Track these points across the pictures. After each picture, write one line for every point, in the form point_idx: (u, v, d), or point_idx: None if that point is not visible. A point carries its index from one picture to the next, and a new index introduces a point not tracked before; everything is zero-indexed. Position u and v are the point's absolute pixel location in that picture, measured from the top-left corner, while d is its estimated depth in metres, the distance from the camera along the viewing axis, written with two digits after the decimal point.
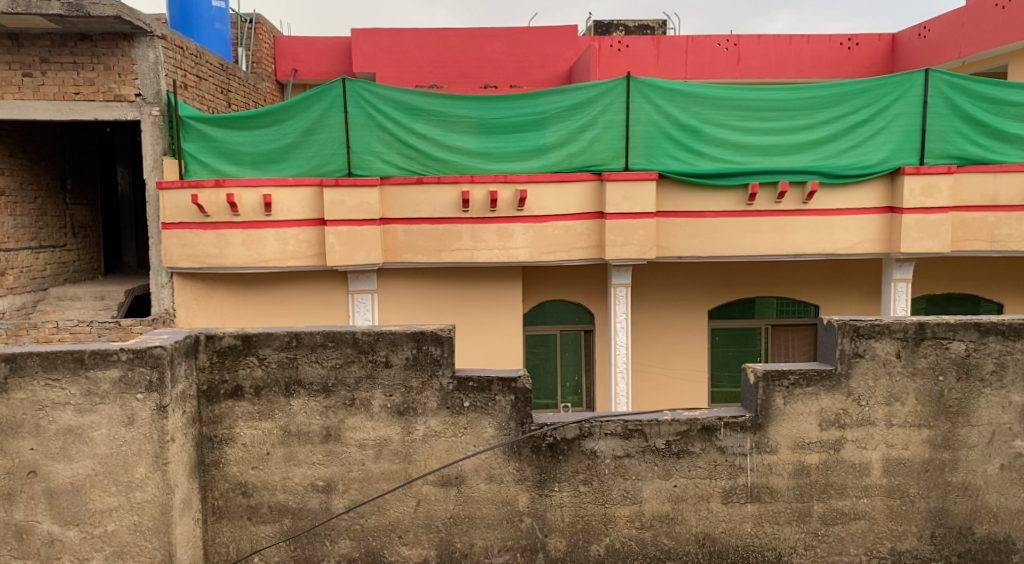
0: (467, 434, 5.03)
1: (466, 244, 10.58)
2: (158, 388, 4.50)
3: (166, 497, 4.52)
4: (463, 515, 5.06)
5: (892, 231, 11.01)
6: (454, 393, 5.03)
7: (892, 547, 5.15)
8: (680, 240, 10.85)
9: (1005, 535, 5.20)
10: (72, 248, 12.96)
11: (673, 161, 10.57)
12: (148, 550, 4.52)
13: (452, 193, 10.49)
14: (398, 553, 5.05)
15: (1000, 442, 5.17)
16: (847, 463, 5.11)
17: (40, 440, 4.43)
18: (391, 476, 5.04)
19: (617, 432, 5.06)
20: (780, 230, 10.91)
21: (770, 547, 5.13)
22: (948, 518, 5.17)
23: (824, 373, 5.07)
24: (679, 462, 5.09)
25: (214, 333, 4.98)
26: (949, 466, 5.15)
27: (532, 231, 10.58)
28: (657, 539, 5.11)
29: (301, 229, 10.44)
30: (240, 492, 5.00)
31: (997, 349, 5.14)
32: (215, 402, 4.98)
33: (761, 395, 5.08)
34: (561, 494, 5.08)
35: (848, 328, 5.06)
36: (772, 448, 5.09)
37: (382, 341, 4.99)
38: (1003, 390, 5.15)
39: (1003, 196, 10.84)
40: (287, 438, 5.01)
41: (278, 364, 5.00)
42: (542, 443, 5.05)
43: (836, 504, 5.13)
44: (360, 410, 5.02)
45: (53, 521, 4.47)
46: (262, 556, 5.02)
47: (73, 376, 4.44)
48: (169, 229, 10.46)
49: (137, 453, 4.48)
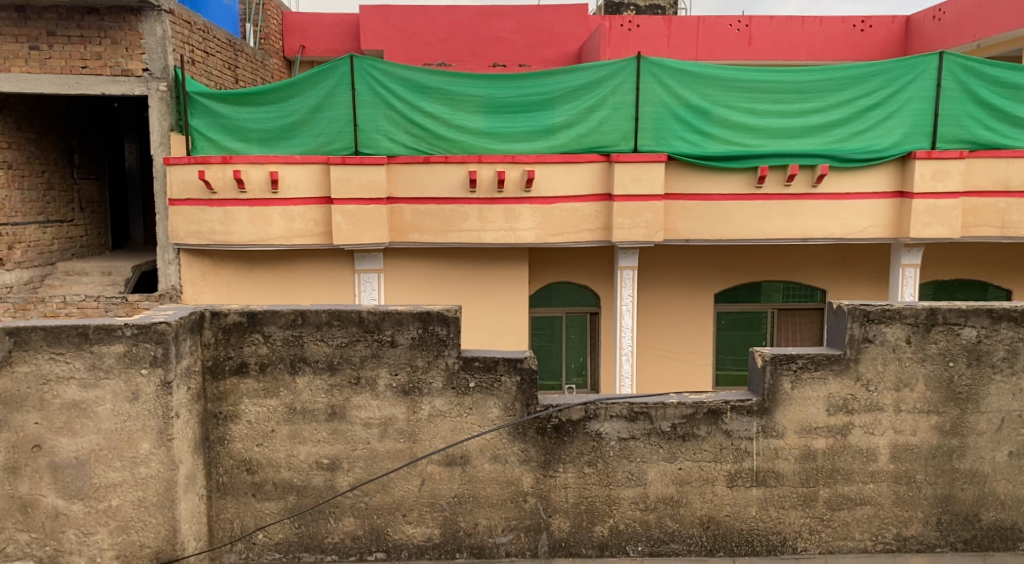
0: (472, 414, 5.02)
1: (473, 224, 10.52)
2: (163, 364, 4.47)
3: (170, 472, 4.51)
4: (467, 494, 5.05)
5: (902, 216, 10.90)
6: (460, 373, 5.00)
7: (898, 533, 5.13)
8: (688, 223, 10.77)
9: (1011, 522, 5.16)
10: (80, 223, 12.97)
11: (683, 142, 10.46)
12: (153, 525, 4.52)
13: (460, 172, 10.41)
14: (402, 531, 5.06)
15: (1010, 430, 5.11)
16: (854, 448, 5.07)
17: (45, 414, 4.43)
18: (396, 455, 5.03)
19: (622, 414, 5.04)
20: (789, 214, 10.80)
21: (775, 531, 5.11)
22: (954, 504, 5.13)
23: (832, 357, 5.01)
24: (685, 445, 5.06)
25: (219, 310, 4.97)
26: (958, 453, 5.11)
27: (540, 213, 10.50)
28: (661, 521, 5.10)
29: (308, 207, 10.39)
30: (244, 468, 5.00)
31: (1009, 335, 5.08)
32: (220, 379, 4.97)
33: (768, 377, 5.03)
34: (566, 475, 5.06)
35: (858, 313, 5.00)
36: (779, 432, 5.06)
37: (388, 321, 4.96)
38: (1013, 377, 5.09)
39: (1015, 181, 10.70)
40: (292, 416, 5.00)
41: (284, 342, 4.97)
42: (547, 424, 5.03)
43: (843, 489, 5.10)
44: (365, 389, 5.00)
45: (58, 495, 4.47)
46: (266, 532, 5.03)
47: (78, 350, 4.43)
48: (175, 205, 10.44)
49: (142, 428, 4.47)
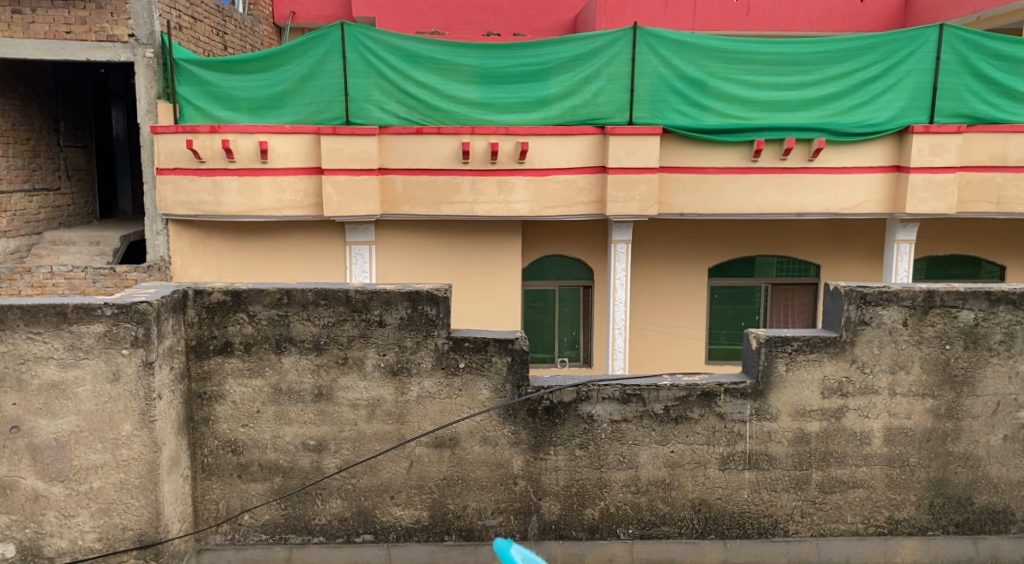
0: (462, 395, 4.95)
1: (466, 197, 10.34)
2: (144, 344, 4.28)
3: (153, 455, 4.34)
4: (456, 477, 5.00)
5: (897, 191, 10.78)
6: (449, 354, 4.92)
7: (890, 516, 5.11)
8: (683, 197, 10.63)
9: (1004, 505, 5.13)
10: (66, 192, 12.71)
11: (679, 116, 10.27)
12: (135, 507, 4.37)
13: (452, 144, 10.21)
14: (390, 513, 5.00)
15: (1005, 413, 5.06)
16: (848, 431, 5.02)
17: (23, 395, 4.23)
18: (384, 436, 4.96)
19: (615, 396, 4.96)
20: (785, 189, 10.67)
21: (767, 514, 5.08)
22: (947, 487, 5.10)
23: (828, 340, 4.93)
24: (677, 428, 5.00)
25: (203, 288, 4.83)
26: (952, 437, 5.06)
27: (534, 186, 10.32)
28: (653, 503, 5.06)
29: (297, 178, 10.20)
30: (229, 449, 4.92)
31: (1006, 318, 4.99)
32: (204, 358, 4.86)
33: (763, 360, 4.95)
34: (557, 458, 5.01)
35: (855, 295, 4.90)
36: (773, 415, 4.99)
37: (376, 300, 4.85)
38: (1011, 360, 5.01)
39: (1012, 156, 10.57)
40: (278, 396, 4.90)
41: (269, 322, 4.86)
42: (538, 406, 4.97)
43: (836, 472, 5.05)
44: (353, 369, 4.91)
45: (38, 477, 4.30)
46: (252, 514, 4.97)
47: (56, 330, 4.22)
48: (163, 175, 10.24)
49: (124, 409, 4.30)
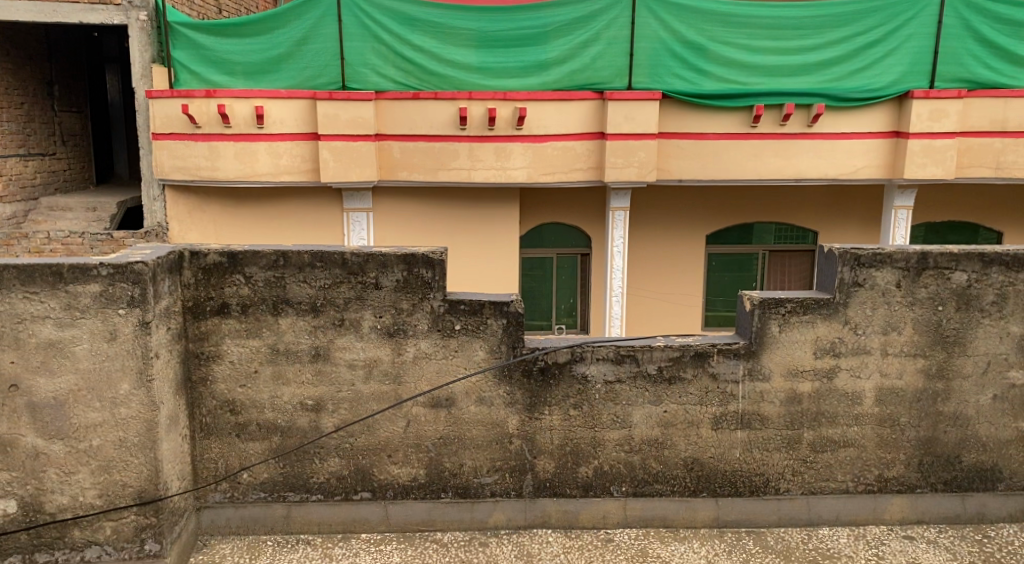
0: (458, 356, 4.99)
1: (463, 163, 10.28)
2: (141, 304, 4.29)
3: (151, 413, 4.39)
4: (453, 436, 5.07)
5: (896, 157, 10.71)
6: (445, 316, 4.95)
7: (879, 475, 5.18)
8: (681, 163, 10.57)
9: (992, 464, 5.21)
10: (62, 157, 12.64)
11: (678, 81, 10.17)
12: (135, 465, 4.42)
13: (449, 109, 10.11)
14: (387, 471, 5.08)
15: (995, 373, 5.10)
16: (839, 391, 5.07)
17: (21, 353, 4.25)
18: (381, 397, 5.01)
19: (609, 357, 5.01)
20: (784, 155, 10.60)
21: (759, 472, 5.16)
22: (936, 446, 5.17)
23: (822, 301, 4.95)
24: (671, 388, 5.05)
25: (199, 249, 4.81)
26: (942, 396, 5.11)
27: (531, 151, 10.25)
28: (646, 462, 5.13)
29: (294, 143, 10.15)
30: (228, 409, 4.97)
31: (999, 279, 5.00)
32: (202, 319, 4.88)
33: (757, 321, 4.97)
34: (551, 418, 5.07)
35: (849, 257, 4.90)
36: (765, 375, 5.04)
37: (372, 263, 4.86)
38: (1002, 321, 5.04)
39: (1012, 121, 10.50)
40: (275, 356, 4.94)
41: (265, 283, 4.87)
42: (533, 367, 5.01)
43: (827, 432, 5.12)
44: (349, 330, 4.94)
45: (37, 435, 4.33)
46: (250, 472, 5.04)
47: (52, 290, 4.22)
48: (159, 140, 10.16)
49: (122, 368, 4.33)
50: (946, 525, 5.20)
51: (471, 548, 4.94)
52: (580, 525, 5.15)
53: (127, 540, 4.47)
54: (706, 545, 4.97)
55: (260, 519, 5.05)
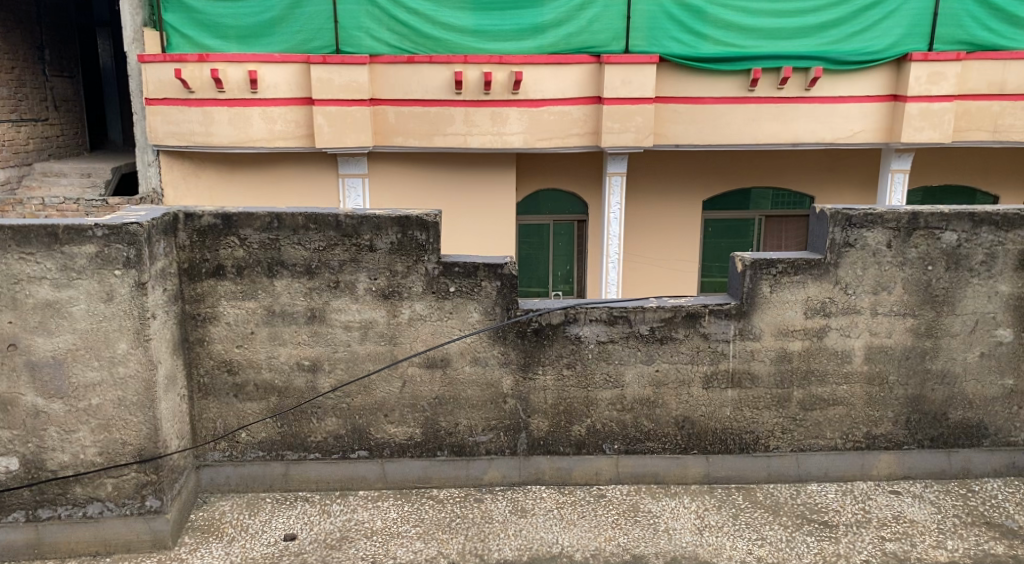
0: (452, 318, 5.04)
1: (459, 128, 10.22)
2: (136, 265, 4.32)
3: (149, 372, 4.45)
4: (448, 395, 5.14)
5: (894, 120, 10.66)
6: (440, 279, 4.99)
7: (867, 432, 5.27)
8: (678, 128, 10.51)
9: (977, 421, 5.30)
10: (55, 122, 12.55)
11: (675, 44, 10.09)
12: (134, 424, 4.50)
13: (444, 73, 10.02)
14: (384, 430, 5.16)
15: (982, 331, 5.16)
16: (829, 350, 5.14)
17: (19, 313, 4.29)
18: (376, 357, 5.07)
19: (602, 318, 5.06)
20: (781, 119, 10.54)
21: (749, 430, 5.25)
22: (923, 404, 5.25)
23: (813, 262, 4.99)
24: (662, 348, 5.12)
25: (193, 211, 4.83)
26: (930, 354, 5.18)
27: (527, 116, 10.18)
28: (638, 421, 5.22)
29: (288, 108, 10.10)
30: (225, 369, 5.04)
31: (988, 239, 5.03)
32: (197, 281, 4.90)
33: (748, 282, 5.02)
34: (545, 377, 5.14)
35: (841, 217, 4.93)
36: (756, 334, 5.10)
37: (366, 225, 4.88)
38: (990, 280, 5.09)
39: (1011, 84, 10.43)
40: (271, 318, 4.99)
41: (260, 245, 4.89)
42: (527, 328, 5.07)
43: (817, 390, 5.20)
44: (344, 292, 4.98)
45: (37, 393, 4.39)
46: (249, 431, 5.12)
47: (48, 251, 4.25)
48: (153, 105, 10.10)
49: (119, 328, 4.37)
50: (932, 481, 5.31)
51: (467, 503, 5.05)
52: (574, 481, 5.27)
53: (128, 497, 4.56)
54: (696, 501, 5.08)
55: (259, 478, 5.14)
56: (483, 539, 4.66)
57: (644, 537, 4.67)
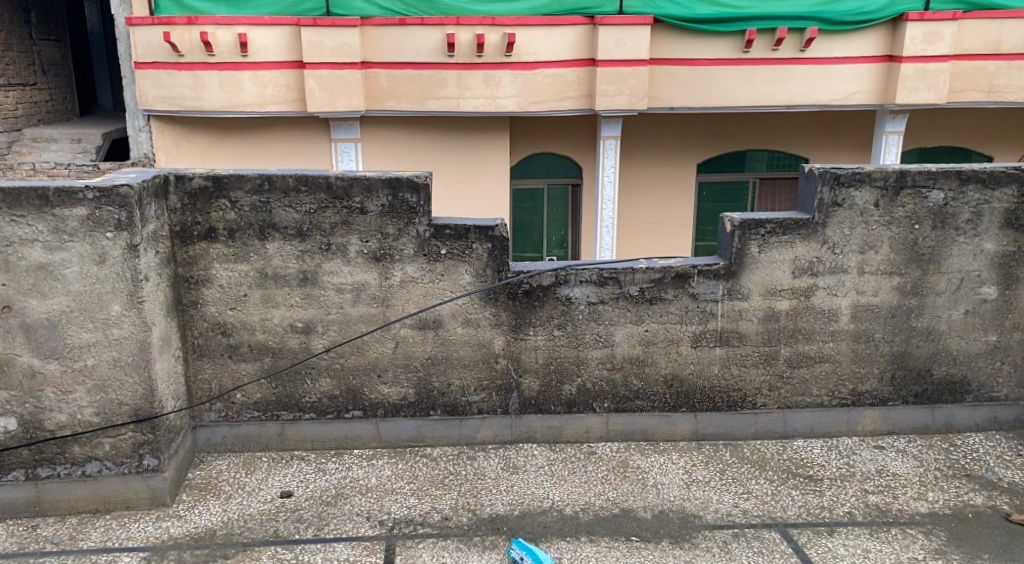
0: (444, 280, 5.08)
1: (452, 92, 10.14)
2: (128, 228, 4.34)
3: (144, 333, 4.50)
4: (441, 356, 5.21)
5: (889, 81, 10.60)
6: (430, 241, 5.01)
7: (853, 389, 5.36)
8: (672, 90, 10.44)
9: (961, 377, 5.39)
10: (43, 87, 12.38)
11: (670, 4, 9.97)
12: (130, 384, 4.56)
13: (436, 36, 9.91)
14: (377, 390, 5.24)
15: (968, 288, 5.22)
16: (816, 309, 5.20)
17: (12, 276, 4.31)
18: (369, 319, 5.12)
19: (592, 279, 5.11)
20: (776, 80, 10.47)
21: (736, 388, 5.34)
22: (908, 361, 5.33)
23: (801, 222, 5.03)
24: (652, 308, 5.17)
25: (184, 174, 4.82)
26: (915, 312, 5.25)
27: (521, 79, 10.09)
28: (627, 379, 5.30)
29: (279, 72, 10.00)
30: (219, 331, 5.08)
31: (975, 198, 5.06)
32: (189, 244, 4.92)
33: (737, 242, 5.05)
34: (536, 338, 5.20)
35: (829, 177, 4.95)
36: (744, 294, 5.15)
37: (357, 187, 4.89)
38: (976, 239, 5.13)
39: (1006, 44, 10.38)
40: (264, 281, 5.02)
41: (251, 208, 4.90)
42: (518, 290, 5.11)
43: (804, 348, 5.27)
44: (336, 255, 5.01)
45: (33, 354, 4.44)
46: (243, 392, 5.19)
47: (39, 213, 4.26)
48: (142, 69, 9.98)
49: (112, 290, 4.41)
50: (916, 436, 5.43)
51: (460, 461, 5.16)
52: (565, 439, 5.37)
53: (126, 456, 4.64)
54: (684, 457, 5.19)
55: (254, 437, 5.23)
56: (476, 495, 4.76)
57: (632, 492, 4.78)
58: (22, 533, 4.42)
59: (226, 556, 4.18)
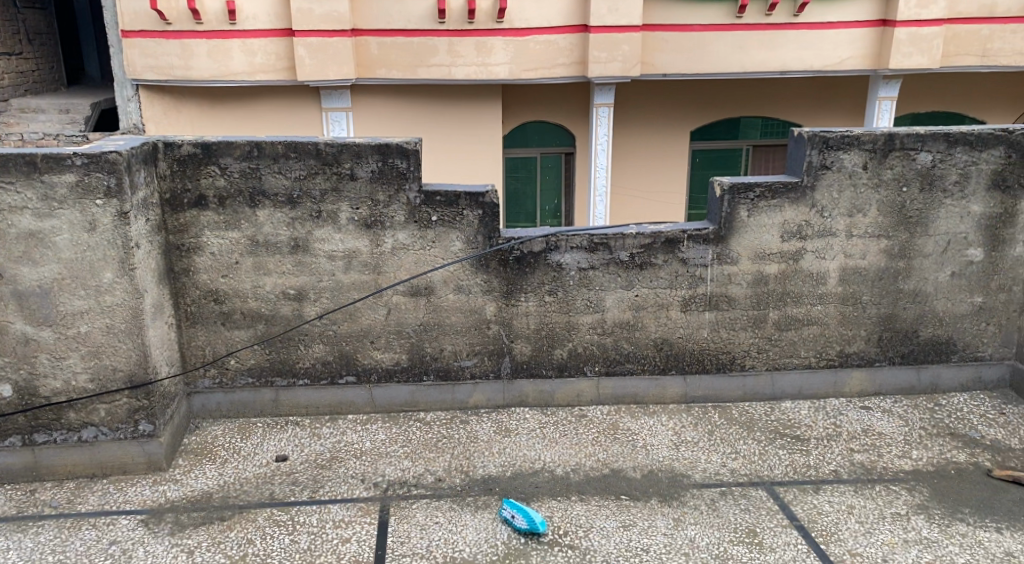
0: (435, 247, 5.10)
1: (443, 60, 10.04)
2: (118, 195, 4.33)
3: (136, 300, 4.53)
4: (433, 322, 5.25)
5: (882, 46, 10.54)
6: (421, 208, 5.02)
7: (841, 350, 5.43)
8: (665, 56, 10.36)
9: (947, 338, 5.47)
10: (29, 57, 12.22)
11: None
12: (124, 351, 4.60)
13: (427, 2, 9.79)
14: (370, 356, 5.28)
15: (954, 251, 5.27)
16: (805, 272, 5.25)
17: (2, 243, 4.31)
18: (361, 286, 5.15)
19: (583, 245, 5.13)
20: (770, 46, 10.38)
21: (725, 351, 5.40)
22: (895, 322, 5.40)
23: (790, 185, 5.05)
24: (642, 273, 5.21)
25: (172, 141, 4.80)
26: (903, 275, 5.30)
27: (513, 46, 9.99)
28: (618, 343, 5.36)
29: (268, 40, 9.88)
30: (212, 299, 5.10)
31: (962, 160, 5.09)
32: (180, 212, 4.92)
33: (726, 207, 5.07)
34: (527, 303, 5.24)
35: (818, 140, 4.95)
36: (733, 259, 5.19)
37: (346, 153, 4.88)
38: (963, 200, 5.17)
39: (1001, 7, 10.43)
40: (255, 248, 5.03)
41: (240, 175, 4.89)
42: (509, 256, 5.14)
43: (791, 311, 5.33)
44: (327, 222, 5.02)
45: (26, 322, 4.46)
46: (237, 358, 5.23)
47: (27, 180, 4.24)
48: (129, 38, 9.87)
49: (103, 257, 4.41)
50: (902, 395, 5.51)
51: (453, 425, 5.23)
52: (556, 403, 5.44)
53: (121, 422, 4.69)
54: (673, 419, 5.27)
55: (249, 403, 5.30)
56: (468, 457, 4.84)
57: (622, 453, 4.86)
58: (21, 497, 4.49)
59: (223, 518, 4.25)
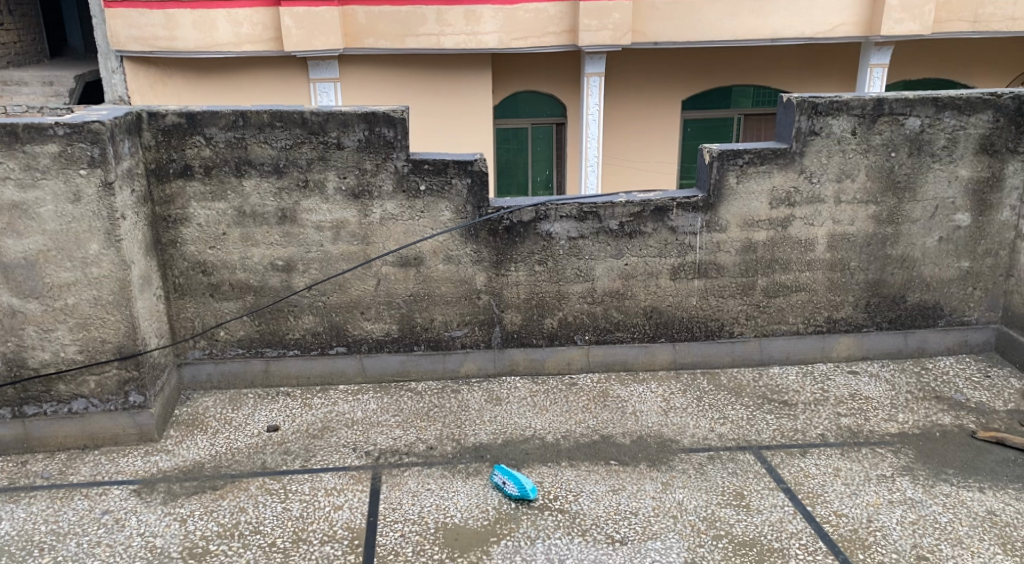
0: (424, 217, 5.08)
1: (432, 28, 9.91)
2: (102, 165, 4.29)
3: (123, 272, 4.50)
4: (423, 293, 5.25)
5: (875, 13, 10.45)
6: (409, 177, 4.99)
7: (828, 316, 5.47)
8: (656, 24, 10.25)
9: (933, 302, 5.51)
10: (11, 27, 12.01)
11: None
12: (112, 323, 4.58)
13: None
14: (361, 327, 5.28)
15: (942, 216, 5.29)
16: (793, 239, 5.26)
17: None
18: (350, 256, 5.13)
19: (572, 214, 5.12)
20: (762, 13, 10.28)
21: (714, 318, 5.43)
22: (882, 288, 5.43)
23: (779, 151, 5.03)
24: (631, 242, 5.21)
25: (156, 111, 4.74)
26: (891, 240, 5.32)
27: (502, 14, 9.85)
28: (608, 312, 5.37)
29: (254, 10, 9.72)
30: (200, 270, 5.08)
31: (951, 124, 5.08)
32: (166, 183, 4.87)
33: (715, 173, 5.06)
34: (517, 273, 5.25)
35: (807, 105, 4.93)
36: (722, 226, 5.19)
37: (333, 122, 4.83)
38: (951, 165, 5.17)
39: None
40: (242, 219, 5.00)
41: (226, 145, 4.84)
42: (499, 226, 5.12)
43: (780, 278, 5.35)
44: (314, 192, 4.98)
45: (12, 294, 4.43)
46: (227, 329, 5.23)
47: (9, 151, 4.19)
48: (112, 8, 9.69)
49: (88, 229, 4.38)
50: (888, 360, 5.56)
51: (444, 394, 5.25)
52: (547, 371, 5.47)
53: (111, 394, 4.69)
54: (663, 385, 5.30)
55: (240, 374, 5.30)
56: (459, 425, 4.87)
57: (612, 420, 4.90)
58: (13, 469, 4.50)
59: (215, 487, 4.28)
